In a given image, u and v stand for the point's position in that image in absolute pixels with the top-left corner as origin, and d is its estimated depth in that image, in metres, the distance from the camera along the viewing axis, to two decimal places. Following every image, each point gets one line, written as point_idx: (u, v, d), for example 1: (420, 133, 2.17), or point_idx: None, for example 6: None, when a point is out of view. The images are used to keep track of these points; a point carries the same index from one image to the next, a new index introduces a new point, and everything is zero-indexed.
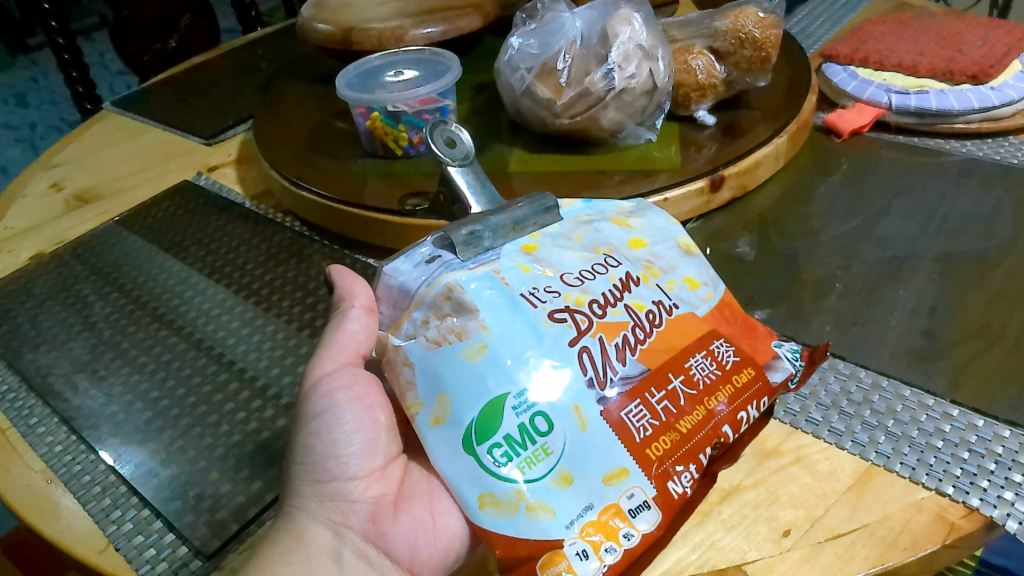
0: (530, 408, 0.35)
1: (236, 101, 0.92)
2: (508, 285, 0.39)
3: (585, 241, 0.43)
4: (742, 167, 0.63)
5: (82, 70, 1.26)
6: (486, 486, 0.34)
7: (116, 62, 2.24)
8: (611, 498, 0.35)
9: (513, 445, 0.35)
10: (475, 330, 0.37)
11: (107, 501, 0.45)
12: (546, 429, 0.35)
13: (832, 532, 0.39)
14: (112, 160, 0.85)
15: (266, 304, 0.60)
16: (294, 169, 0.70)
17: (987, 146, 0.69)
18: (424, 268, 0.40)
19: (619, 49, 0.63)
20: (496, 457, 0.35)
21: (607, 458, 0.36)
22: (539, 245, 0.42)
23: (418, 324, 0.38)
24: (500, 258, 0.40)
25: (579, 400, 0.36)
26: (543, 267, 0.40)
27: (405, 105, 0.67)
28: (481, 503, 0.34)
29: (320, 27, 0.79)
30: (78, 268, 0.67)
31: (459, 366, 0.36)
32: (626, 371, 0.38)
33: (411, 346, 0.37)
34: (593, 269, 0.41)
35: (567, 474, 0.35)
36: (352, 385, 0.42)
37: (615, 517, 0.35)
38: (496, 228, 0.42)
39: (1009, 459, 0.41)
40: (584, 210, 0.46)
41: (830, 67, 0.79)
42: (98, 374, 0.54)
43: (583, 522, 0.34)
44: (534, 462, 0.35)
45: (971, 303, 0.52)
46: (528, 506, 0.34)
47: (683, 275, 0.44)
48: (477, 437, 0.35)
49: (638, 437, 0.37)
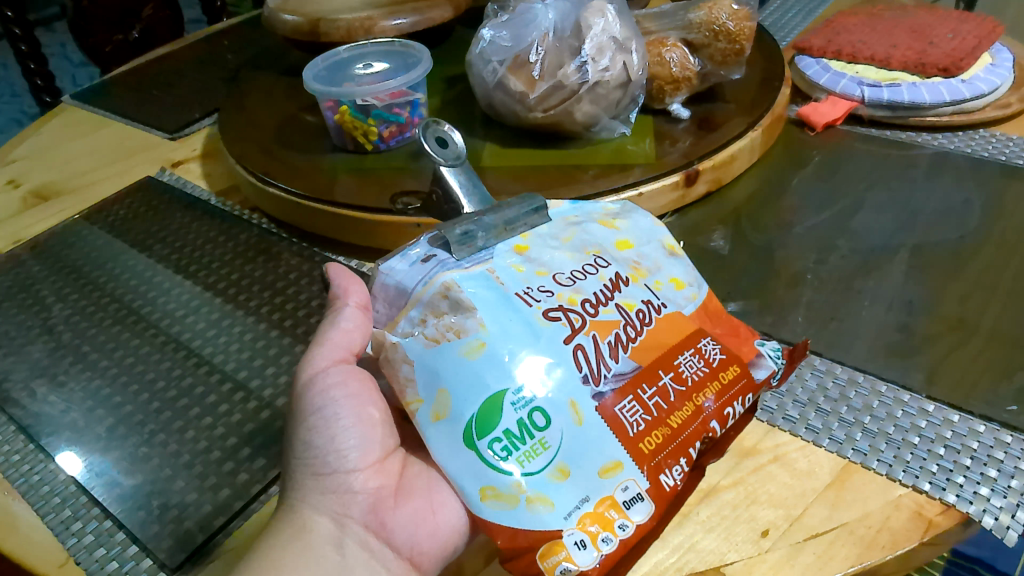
0: (529, 403, 0.34)
1: (201, 93, 0.90)
2: (503, 285, 0.38)
3: (574, 243, 0.42)
4: (717, 160, 0.63)
5: (40, 62, 1.22)
6: (488, 479, 0.34)
7: (78, 53, 2.18)
8: (607, 490, 0.34)
9: (512, 439, 0.34)
10: (473, 328, 0.36)
11: (67, 513, 0.44)
12: (544, 423, 0.34)
13: (811, 531, 0.38)
14: (71, 155, 0.82)
15: (233, 304, 0.58)
16: (261, 165, 0.68)
17: (958, 139, 0.69)
18: (421, 267, 0.40)
19: (594, 41, 0.62)
20: (496, 452, 0.34)
21: (603, 451, 0.35)
22: (531, 245, 0.41)
23: (416, 322, 0.37)
24: (494, 256, 0.40)
25: (575, 395, 0.35)
26: (536, 267, 0.39)
27: (375, 98, 0.65)
28: (482, 495, 0.34)
29: (287, 18, 0.76)
30: (36, 268, 0.65)
31: (461, 363, 0.35)
32: (619, 368, 0.37)
33: (409, 343, 0.36)
34: (583, 270, 0.40)
35: (564, 467, 0.34)
36: (347, 381, 0.41)
37: (610, 508, 0.34)
38: (488, 228, 0.41)
39: (985, 454, 0.41)
40: (571, 211, 0.45)
41: (803, 60, 0.79)
42: (57, 380, 0.53)
43: (581, 513, 0.33)
44: (532, 456, 0.34)
45: (946, 299, 0.52)
46: (527, 498, 0.33)
47: (669, 275, 0.43)
48: (478, 431, 0.34)
49: (631, 431, 0.36)
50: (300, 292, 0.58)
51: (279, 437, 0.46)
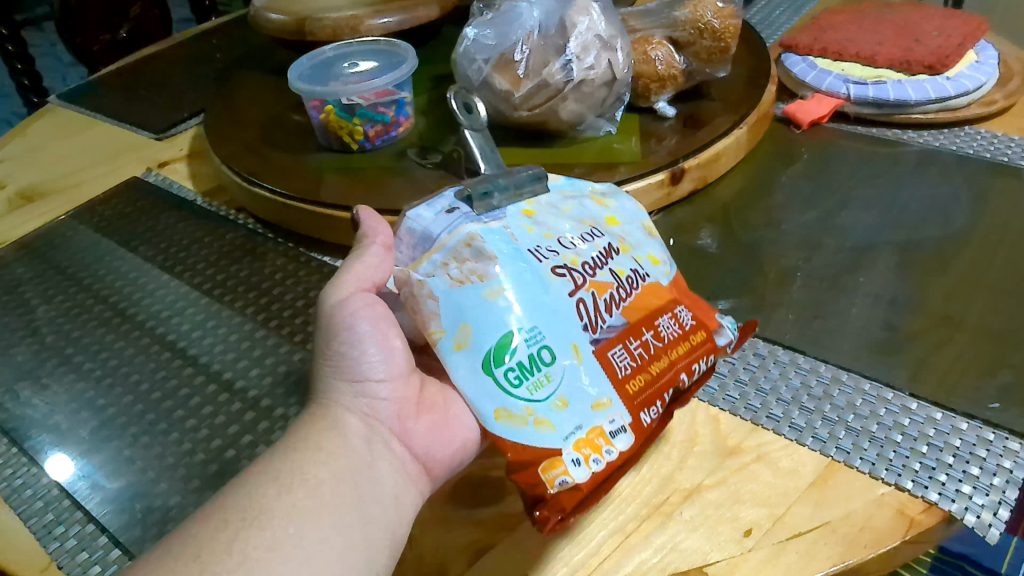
0: (539, 340, 0.36)
1: (188, 92, 0.90)
2: (517, 240, 0.39)
3: (573, 213, 0.42)
4: (703, 159, 0.63)
5: (27, 62, 1.21)
6: (502, 401, 0.35)
7: (66, 53, 2.16)
8: (597, 421, 0.35)
9: (524, 368, 0.35)
10: (495, 273, 0.37)
11: (50, 517, 0.43)
12: (550, 359, 0.36)
13: (793, 531, 0.38)
14: (57, 156, 0.82)
15: (218, 304, 0.58)
16: (246, 165, 0.68)
17: (944, 136, 0.70)
18: (445, 218, 0.40)
19: (578, 39, 0.62)
20: (510, 378, 0.35)
21: (597, 387, 0.36)
22: (537, 210, 0.42)
23: (438, 264, 0.38)
24: (508, 216, 0.40)
25: (577, 339, 0.37)
26: (543, 230, 0.40)
27: (360, 97, 0.65)
28: (495, 415, 0.35)
29: (273, 17, 0.76)
30: (20, 270, 0.64)
31: (484, 303, 0.36)
32: (611, 322, 0.38)
33: (434, 282, 0.37)
34: (581, 237, 0.41)
35: (565, 397, 0.35)
36: (375, 305, 0.41)
37: (599, 436, 0.35)
38: (502, 190, 0.42)
39: (967, 452, 0.41)
40: (567, 185, 0.45)
41: (790, 57, 0.79)
42: (41, 383, 0.52)
43: (577, 437, 0.35)
44: (540, 385, 0.35)
45: (930, 295, 0.52)
46: (535, 419, 0.35)
47: (648, 250, 0.42)
48: (495, 360, 0.35)
49: (620, 373, 0.37)
50: (286, 292, 0.58)
51: (263, 438, 0.46)
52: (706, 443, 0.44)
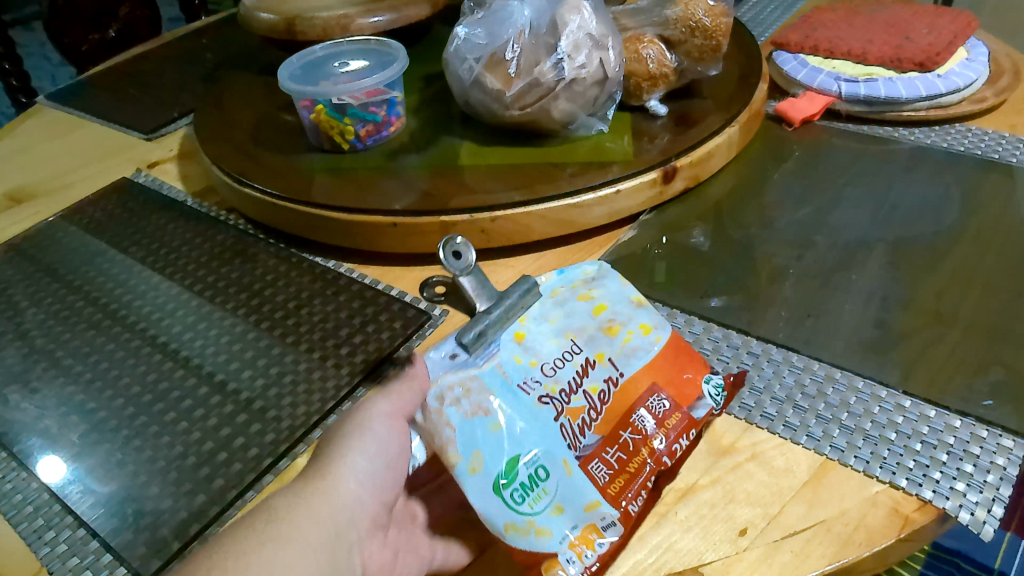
0: (534, 462, 0.38)
1: (177, 92, 0.89)
2: (507, 374, 0.41)
3: (558, 325, 0.44)
4: (695, 157, 0.63)
5: (15, 62, 1.21)
6: (510, 516, 0.36)
7: (54, 52, 2.15)
8: (589, 518, 0.38)
9: (523, 486, 0.37)
10: (494, 409, 0.39)
11: (40, 521, 0.43)
12: (544, 475, 0.38)
13: (788, 530, 0.38)
14: (46, 156, 0.81)
15: (208, 306, 0.58)
16: (237, 165, 0.68)
17: (934, 134, 0.70)
18: (446, 362, 0.41)
19: (569, 38, 0.62)
20: (512, 496, 0.37)
21: (586, 491, 0.38)
22: (527, 331, 0.43)
23: (446, 401, 0.39)
24: (501, 348, 0.42)
25: (565, 454, 0.39)
26: (529, 356, 0.42)
27: (350, 97, 0.65)
28: (503, 526, 0.36)
29: (263, 16, 0.76)
30: (9, 272, 0.64)
31: (486, 434, 0.38)
32: (586, 441, 0.40)
33: (449, 412, 0.39)
34: (562, 356, 0.42)
35: (560, 504, 0.38)
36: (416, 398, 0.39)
37: (591, 531, 0.37)
38: (495, 322, 0.43)
39: (960, 449, 0.41)
40: (558, 282, 0.47)
41: (780, 56, 0.79)
42: (30, 386, 0.52)
43: (571, 538, 0.37)
44: (537, 498, 0.37)
45: (922, 293, 0.52)
46: (536, 529, 0.37)
47: (637, 322, 0.44)
48: (502, 479, 0.37)
49: (603, 479, 0.39)
50: (277, 293, 0.58)
51: (256, 441, 0.46)
52: (700, 442, 0.43)
